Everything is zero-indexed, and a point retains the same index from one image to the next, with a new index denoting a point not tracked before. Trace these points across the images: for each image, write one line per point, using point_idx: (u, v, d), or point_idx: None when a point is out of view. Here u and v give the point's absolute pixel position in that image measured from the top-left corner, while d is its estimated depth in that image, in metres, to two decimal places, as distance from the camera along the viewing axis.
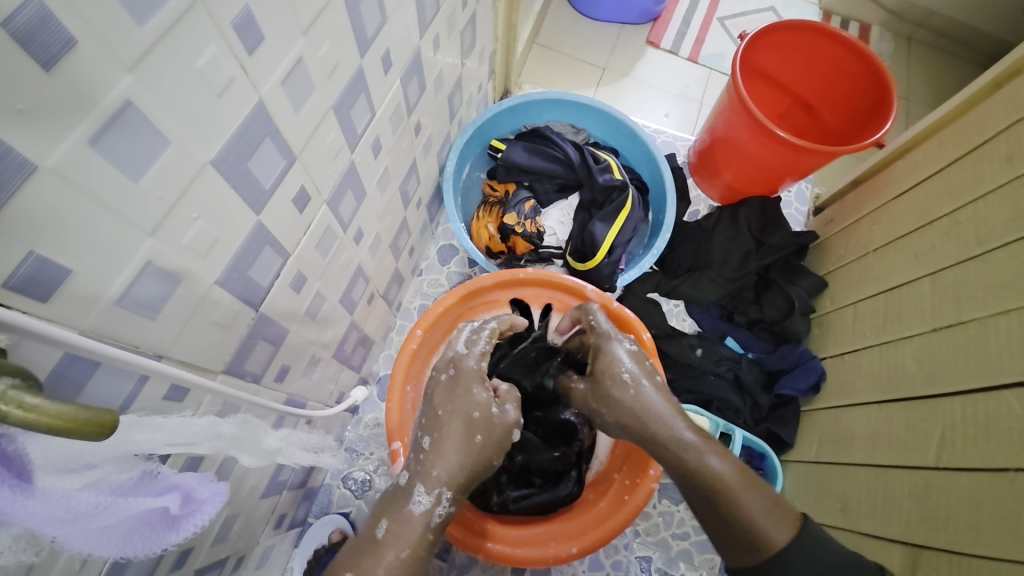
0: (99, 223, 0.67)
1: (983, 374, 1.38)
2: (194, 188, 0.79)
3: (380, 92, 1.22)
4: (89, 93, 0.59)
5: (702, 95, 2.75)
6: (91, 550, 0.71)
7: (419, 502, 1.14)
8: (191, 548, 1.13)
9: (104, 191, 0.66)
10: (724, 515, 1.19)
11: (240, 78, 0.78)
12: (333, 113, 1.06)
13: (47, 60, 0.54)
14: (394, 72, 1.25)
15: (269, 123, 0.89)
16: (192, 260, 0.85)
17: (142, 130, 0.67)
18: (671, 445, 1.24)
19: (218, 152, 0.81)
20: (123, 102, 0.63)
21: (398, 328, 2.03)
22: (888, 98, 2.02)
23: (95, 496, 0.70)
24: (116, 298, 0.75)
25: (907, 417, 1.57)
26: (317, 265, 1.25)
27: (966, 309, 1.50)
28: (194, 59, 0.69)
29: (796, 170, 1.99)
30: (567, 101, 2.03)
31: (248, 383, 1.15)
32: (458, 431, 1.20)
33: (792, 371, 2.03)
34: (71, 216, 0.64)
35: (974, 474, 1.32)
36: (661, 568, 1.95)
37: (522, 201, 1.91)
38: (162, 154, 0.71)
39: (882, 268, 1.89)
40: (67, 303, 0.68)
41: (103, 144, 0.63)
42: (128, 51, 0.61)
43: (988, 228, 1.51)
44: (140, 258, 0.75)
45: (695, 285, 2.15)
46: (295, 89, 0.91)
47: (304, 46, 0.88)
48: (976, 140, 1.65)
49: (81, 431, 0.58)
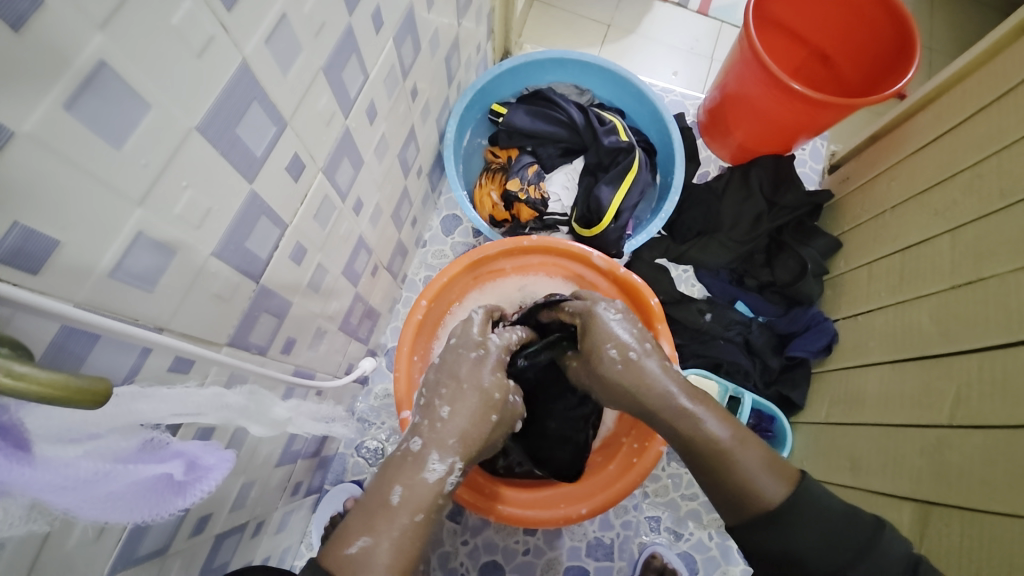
0: (86, 192, 0.67)
1: (1002, 330, 1.35)
2: (182, 155, 0.78)
3: (372, 53, 1.17)
4: (60, 52, 0.57)
5: (712, 50, 2.62)
6: (101, 516, 0.74)
7: (435, 469, 1.12)
8: (210, 513, 1.17)
9: (87, 159, 0.65)
10: (723, 478, 1.14)
11: (220, 36, 0.75)
12: (322, 75, 1.02)
13: (15, 19, 0.52)
14: (386, 31, 1.20)
15: (256, 86, 0.86)
16: (185, 229, 0.84)
17: (120, 93, 0.65)
18: (662, 403, 1.24)
19: (204, 116, 0.78)
20: (98, 62, 0.61)
21: (404, 300, 2.04)
22: (912, 43, 1.91)
23: (93, 464, 0.71)
24: (110, 269, 0.74)
25: (921, 375, 1.56)
26: (316, 236, 1.24)
27: (986, 265, 1.46)
28: (169, 15, 0.66)
29: (811, 126, 1.90)
30: (569, 59, 1.95)
31: (253, 355, 1.17)
32: (476, 406, 1.24)
33: (803, 334, 2.02)
34: (56, 184, 0.63)
35: (989, 431, 1.31)
36: (670, 527, 2.00)
37: (525, 166, 1.85)
38: (143, 118, 0.69)
39: (899, 226, 1.83)
40: (60, 276, 0.68)
41: (80, 108, 0.62)
42: (98, 6, 0.59)
43: (1012, 179, 1.44)
44: (130, 229, 0.75)
45: (705, 249, 2.10)
46: (281, 49, 0.88)
47: (286, 1, 0.84)
48: (1004, 86, 1.56)
49: (76, 400, 0.59)
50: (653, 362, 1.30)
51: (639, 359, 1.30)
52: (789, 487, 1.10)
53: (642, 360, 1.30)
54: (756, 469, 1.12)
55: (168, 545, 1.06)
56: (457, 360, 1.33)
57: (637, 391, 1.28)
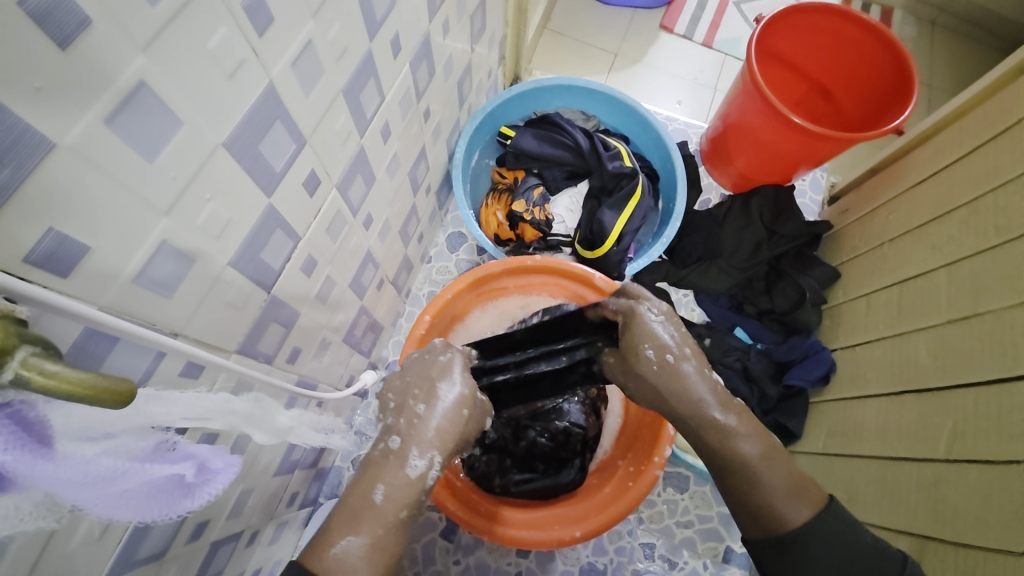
0: (117, 202, 0.69)
1: (997, 364, 1.36)
2: (207, 169, 0.80)
3: (389, 76, 1.22)
4: (104, 71, 0.60)
5: (716, 81, 2.70)
6: (110, 514, 0.75)
7: (415, 465, 1.14)
8: (207, 521, 1.17)
9: (121, 170, 0.68)
10: (750, 502, 1.15)
11: (250, 60, 0.78)
12: (342, 97, 1.06)
13: (64, 38, 0.55)
14: (403, 56, 1.24)
15: (280, 106, 0.89)
16: (207, 238, 0.87)
17: (156, 111, 0.68)
18: (694, 412, 1.24)
19: (231, 133, 0.82)
20: (138, 82, 0.64)
21: (407, 314, 2.06)
22: (910, 81, 1.96)
23: (113, 462, 0.72)
24: (134, 275, 0.76)
25: (918, 409, 1.55)
26: (327, 249, 1.26)
27: (982, 300, 1.47)
28: (206, 40, 0.70)
29: (811, 157, 1.95)
30: (577, 86, 2.01)
31: (260, 363, 1.18)
32: (450, 402, 1.23)
33: (800, 362, 2.01)
34: (90, 193, 0.65)
35: (985, 467, 1.30)
36: (665, 555, 1.96)
37: (531, 187, 1.91)
38: (175, 134, 0.72)
39: (896, 259, 1.85)
40: (86, 280, 0.70)
41: (118, 124, 0.65)
42: (142, 30, 0.62)
43: (1007, 217, 1.47)
44: (155, 237, 0.77)
45: (705, 274, 2.11)
46: (305, 72, 0.92)
47: (313, 28, 0.88)
48: (999, 127, 1.60)
49: (100, 398, 0.59)
50: (691, 364, 1.27)
51: (677, 363, 1.27)
52: (816, 511, 1.13)
53: (682, 366, 1.27)
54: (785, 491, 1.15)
55: (165, 551, 1.05)
56: (425, 362, 1.30)
57: (670, 396, 1.27)
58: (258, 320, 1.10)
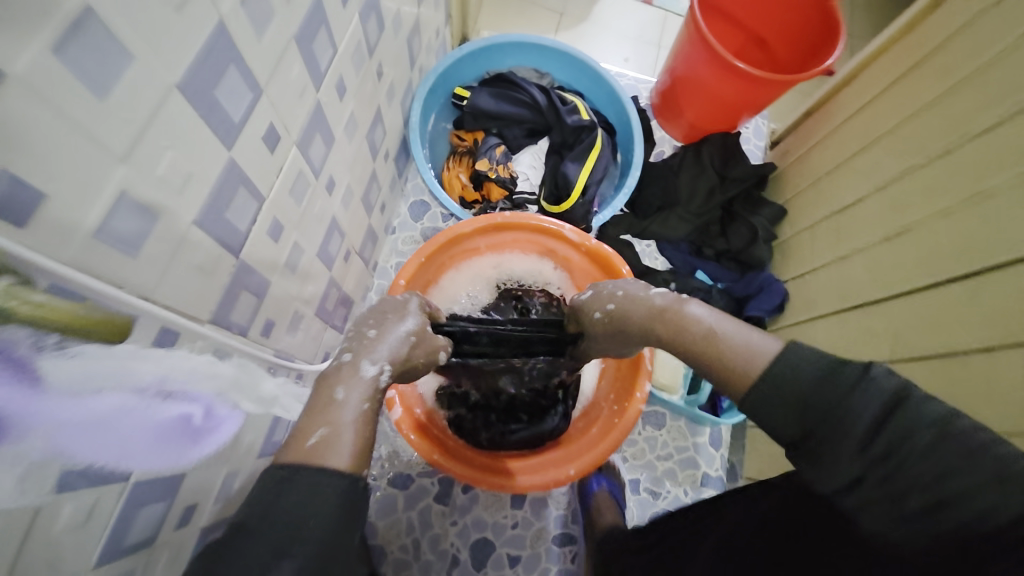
0: (68, 142, 0.62)
1: (924, 270, 1.52)
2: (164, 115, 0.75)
3: (340, 25, 1.16)
4: None
5: (660, 37, 2.74)
6: (105, 462, 0.74)
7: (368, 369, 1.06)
8: (195, 505, 1.11)
9: (74, 111, 0.62)
10: (725, 357, 1.07)
11: None
12: (294, 44, 1.00)
13: None
14: (352, 4, 1.18)
15: (233, 48, 0.83)
16: (173, 196, 0.81)
17: (104, 42, 0.62)
18: (680, 330, 1.16)
19: (185, 74, 0.76)
20: (85, 8, 0.58)
21: (377, 287, 2.00)
22: (837, 28, 2.08)
23: (118, 403, 0.73)
24: (95, 229, 0.69)
25: (860, 319, 1.71)
26: (291, 213, 1.20)
27: (908, 215, 1.63)
28: None
29: (753, 104, 2.04)
30: (528, 43, 1.98)
31: (236, 334, 1.10)
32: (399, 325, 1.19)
33: (756, 296, 2.14)
34: (37, 134, 0.59)
35: (918, 361, 1.46)
36: (649, 488, 2.09)
37: (492, 146, 1.90)
38: (126, 71, 0.66)
39: (833, 190, 2.00)
40: (45, 232, 0.63)
41: (67, 54, 0.58)
42: None
43: (926, 140, 1.62)
44: (114, 188, 0.70)
45: (665, 223, 2.22)
46: (255, 9, 0.85)
47: None
48: (916, 58, 1.76)
49: (93, 329, 0.69)
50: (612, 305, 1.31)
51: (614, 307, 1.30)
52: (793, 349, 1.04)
53: (620, 301, 1.30)
54: (735, 328, 1.11)
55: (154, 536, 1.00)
56: (387, 301, 1.29)
57: (628, 332, 1.27)
58: (230, 287, 1.03)
